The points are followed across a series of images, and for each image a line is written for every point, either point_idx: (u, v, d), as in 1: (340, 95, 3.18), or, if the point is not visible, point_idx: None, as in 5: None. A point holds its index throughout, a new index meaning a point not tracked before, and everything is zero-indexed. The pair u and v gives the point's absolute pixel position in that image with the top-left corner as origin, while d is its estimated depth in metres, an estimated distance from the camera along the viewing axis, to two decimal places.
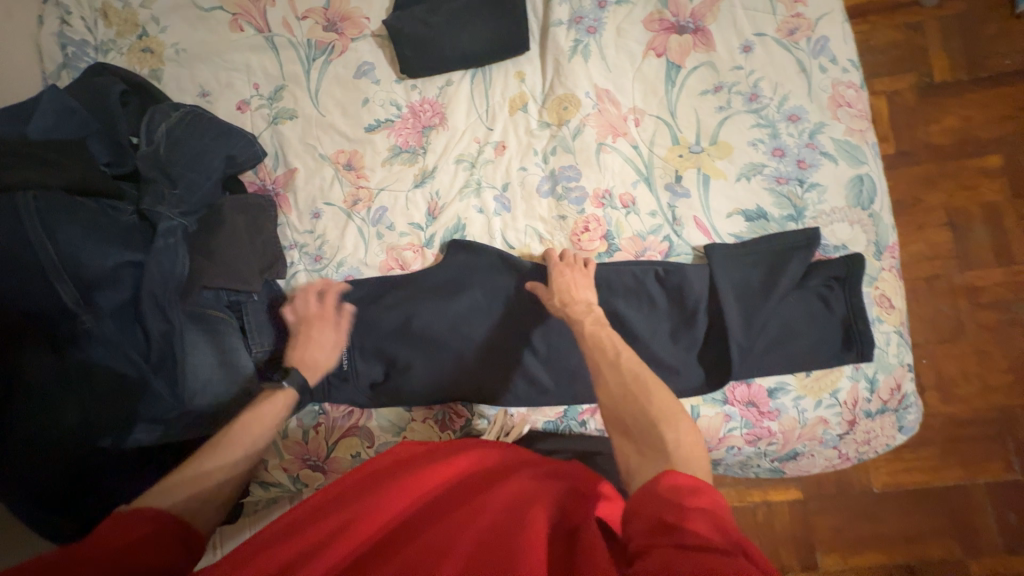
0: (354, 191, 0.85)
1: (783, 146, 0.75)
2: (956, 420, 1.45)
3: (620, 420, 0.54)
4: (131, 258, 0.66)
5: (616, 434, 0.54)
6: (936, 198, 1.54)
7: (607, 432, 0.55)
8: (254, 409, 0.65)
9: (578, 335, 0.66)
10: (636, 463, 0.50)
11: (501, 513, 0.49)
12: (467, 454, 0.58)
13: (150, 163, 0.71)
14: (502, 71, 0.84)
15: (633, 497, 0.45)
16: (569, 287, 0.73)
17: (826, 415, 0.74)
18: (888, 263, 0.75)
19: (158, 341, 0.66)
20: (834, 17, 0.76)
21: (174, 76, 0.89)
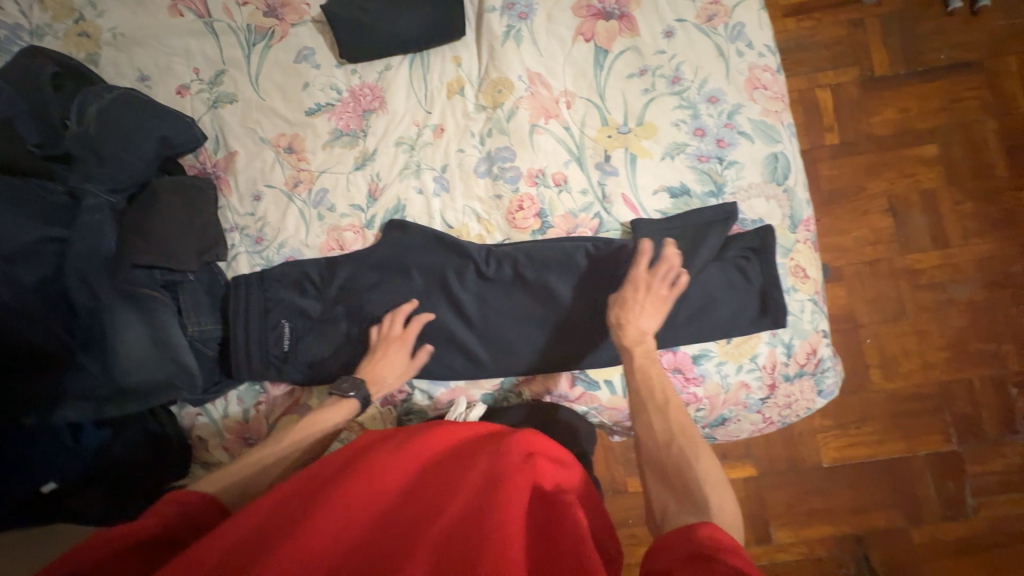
0: (295, 173, 0.85)
1: (704, 126, 0.79)
2: (898, 397, 1.52)
3: (662, 464, 0.61)
4: (54, 234, 0.68)
5: (657, 479, 0.60)
6: (878, 185, 1.61)
7: (646, 473, 0.62)
8: (313, 415, 0.73)
9: (629, 366, 0.69)
10: (675, 507, 0.56)
11: (470, 499, 0.51)
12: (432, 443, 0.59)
13: (79, 142, 0.72)
14: (439, 57, 0.87)
15: (673, 536, 0.51)
16: (629, 312, 0.72)
17: (747, 380, 0.78)
18: (803, 236, 0.79)
19: (85, 315, 0.68)
20: (749, 4, 0.81)
21: (113, 61, 0.88)
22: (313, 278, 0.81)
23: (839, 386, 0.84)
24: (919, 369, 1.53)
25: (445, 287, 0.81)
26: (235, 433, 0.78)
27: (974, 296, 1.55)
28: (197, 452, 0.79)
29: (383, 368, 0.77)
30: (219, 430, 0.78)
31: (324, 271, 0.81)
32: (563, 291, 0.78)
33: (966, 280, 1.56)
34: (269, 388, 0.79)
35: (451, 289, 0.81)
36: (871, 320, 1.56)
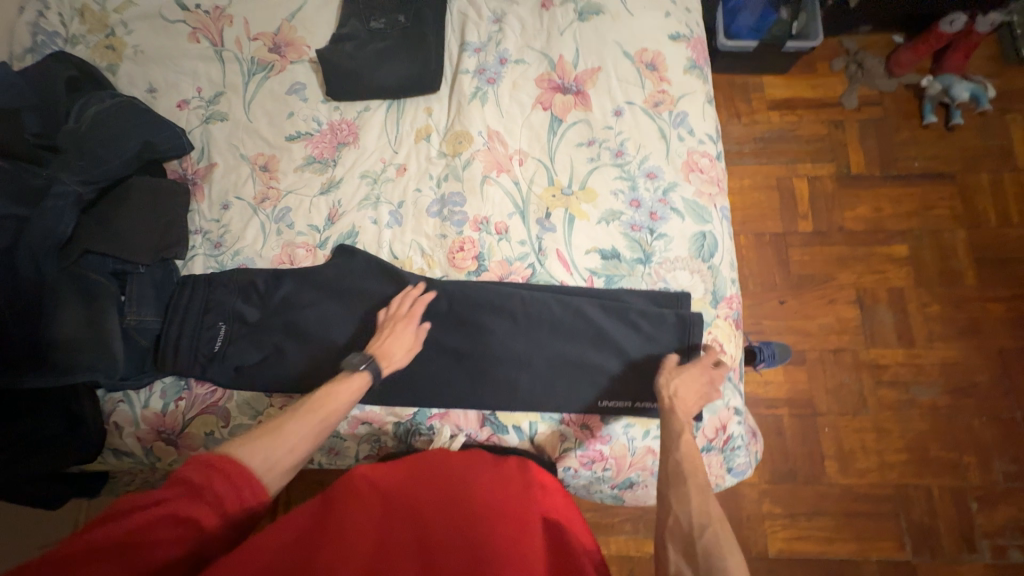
0: (265, 190, 0.93)
1: (640, 198, 0.86)
2: (853, 495, 1.46)
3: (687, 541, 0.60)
4: (16, 213, 0.72)
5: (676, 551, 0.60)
6: (847, 277, 1.64)
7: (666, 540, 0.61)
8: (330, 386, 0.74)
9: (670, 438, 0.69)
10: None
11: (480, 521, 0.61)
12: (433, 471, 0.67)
13: (69, 137, 0.81)
14: (414, 105, 0.95)
15: None
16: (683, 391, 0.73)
17: (653, 445, 0.80)
18: (724, 312, 0.83)
19: (28, 291, 0.72)
20: (694, 97, 0.89)
21: (128, 72, 0.99)
22: (256, 287, 0.86)
23: (753, 465, 0.85)
24: (877, 468, 1.48)
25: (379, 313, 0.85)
26: (151, 424, 0.81)
27: (936, 400, 1.53)
28: (112, 436, 0.82)
29: (391, 345, 0.79)
30: (137, 419, 0.82)
31: (268, 282, 0.86)
32: (489, 334, 0.82)
33: (929, 383, 1.54)
34: (193, 385, 0.82)
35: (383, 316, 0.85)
36: (830, 409, 1.53)
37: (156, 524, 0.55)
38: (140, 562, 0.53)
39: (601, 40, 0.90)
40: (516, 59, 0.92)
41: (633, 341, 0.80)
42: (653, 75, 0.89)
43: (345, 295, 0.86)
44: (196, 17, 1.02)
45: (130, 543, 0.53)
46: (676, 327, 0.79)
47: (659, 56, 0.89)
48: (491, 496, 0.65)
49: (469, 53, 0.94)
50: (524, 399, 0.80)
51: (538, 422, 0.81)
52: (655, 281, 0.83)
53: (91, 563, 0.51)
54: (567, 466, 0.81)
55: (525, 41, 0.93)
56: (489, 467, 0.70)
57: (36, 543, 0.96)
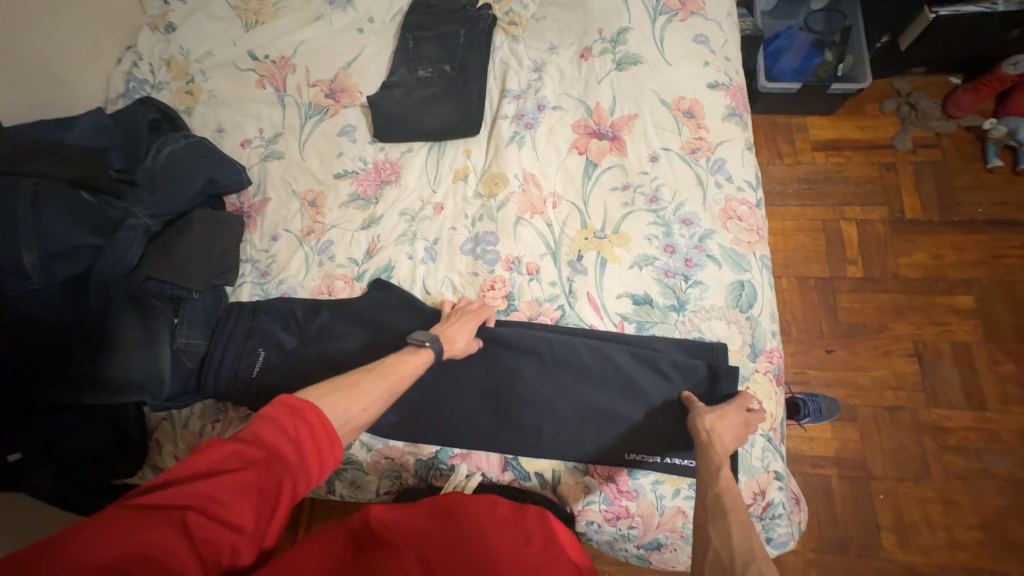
0: (311, 224, 0.98)
1: (675, 244, 0.84)
2: (916, 574, 1.30)
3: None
4: (92, 242, 0.79)
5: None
6: (903, 328, 1.52)
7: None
8: (401, 357, 0.75)
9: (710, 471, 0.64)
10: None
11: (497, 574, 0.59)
12: (448, 515, 0.66)
13: (146, 174, 0.90)
14: (454, 147, 1.00)
15: None
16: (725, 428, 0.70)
17: (684, 506, 0.75)
18: (763, 366, 0.79)
19: (95, 314, 0.78)
20: (733, 144, 0.88)
21: (202, 114, 1.10)
22: (294, 315, 0.90)
23: (796, 538, 0.78)
24: (944, 545, 1.32)
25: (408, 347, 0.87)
26: (188, 444, 0.85)
27: (1014, 472, 1.36)
28: (151, 454, 0.86)
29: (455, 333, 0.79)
30: (176, 438, 0.85)
31: (306, 311, 0.90)
32: (515, 375, 0.82)
33: (1004, 451, 1.38)
34: (230, 409, 0.86)
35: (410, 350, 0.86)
36: (887, 473, 1.40)
37: (226, 487, 0.50)
38: (211, 535, 0.48)
39: (638, 88, 0.92)
40: (554, 105, 0.95)
41: (661, 393, 0.77)
42: (690, 122, 0.89)
43: (377, 327, 0.88)
44: (264, 66, 1.12)
45: (201, 511, 0.48)
46: (709, 382, 0.76)
47: (696, 104, 0.90)
48: (512, 555, 0.61)
49: (509, 99, 0.98)
50: (547, 443, 0.78)
51: (561, 470, 0.78)
52: (689, 329, 0.80)
53: (162, 527, 0.46)
54: (591, 520, 0.78)
55: (563, 88, 0.96)
56: (509, 519, 0.67)
57: None
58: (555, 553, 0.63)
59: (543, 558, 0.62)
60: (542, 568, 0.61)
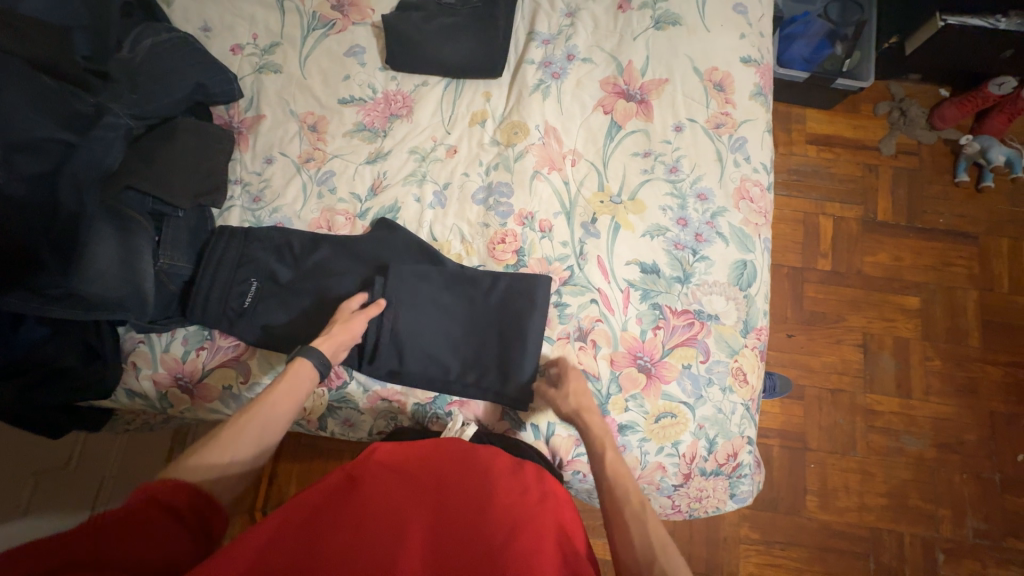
0: (310, 150, 0.91)
1: (687, 217, 0.85)
2: (830, 531, 1.50)
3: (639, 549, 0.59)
4: (63, 137, 0.68)
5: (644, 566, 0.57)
6: (857, 320, 1.66)
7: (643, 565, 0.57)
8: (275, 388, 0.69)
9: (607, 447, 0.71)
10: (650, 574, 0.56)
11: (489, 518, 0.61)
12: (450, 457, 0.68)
13: (121, 68, 0.78)
14: (472, 88, 0.94)
15: None
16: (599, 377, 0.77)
17: (664, 463, 0.79)
18: (752, 342, 0.83)
19: (64, 220, 0.67)
20: (756, 124, 0.88)
21: (184, 7, 0.96)
22: (290, 247, 0.84)
23: (754, 494, 0.86)
24: (856, 508, 1.52)
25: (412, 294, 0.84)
26: (169, 369, 0.81)
27: (924, 452, 1.56)
28: (127, 376, 0.81)
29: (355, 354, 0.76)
30: (156, 361, 0.81)
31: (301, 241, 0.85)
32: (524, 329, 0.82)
33: (919, 435, 1.58)
34: (216, 337, 0.82)
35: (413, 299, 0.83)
36: (820, 446, 1.57)
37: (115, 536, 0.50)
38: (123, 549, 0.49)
39: (673, 52, 0.89)
40: (584, 57, 0.91)
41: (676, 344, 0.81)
42: (719, 96, 0.88)
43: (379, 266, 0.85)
44: None
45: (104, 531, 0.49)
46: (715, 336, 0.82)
47: (728, 77, 0.88)
48: (512, 504, 0.63)
49: (537, 43, 0.93)
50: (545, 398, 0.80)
51: (555, 423, 0.81)
52: (691, 301, 0.83)
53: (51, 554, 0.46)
54: (577, 470, 0.82)
55: (595, 40, 0.91)
56: (511, 473, 0.68)
57: (32, 469, 0.96)
58: (549, 506, 0.65)
59: (537, 508, 0.63)
60: (535, 520, 0.62)
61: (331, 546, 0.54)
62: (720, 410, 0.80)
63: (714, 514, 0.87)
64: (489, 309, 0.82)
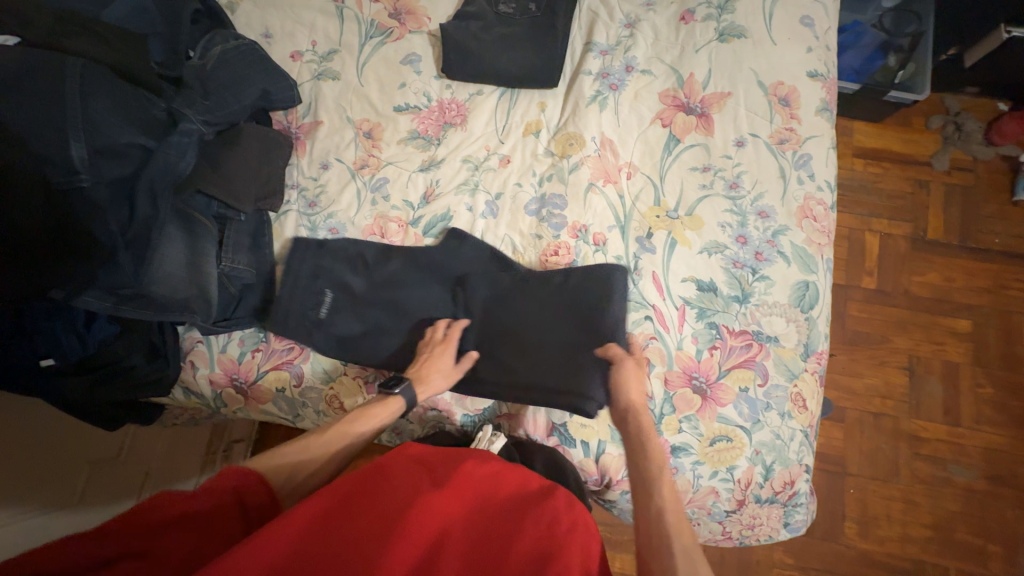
0: (365, 157, 0.92)
1: (747, 235, 0.83)
2: (870, 560, 1.44)
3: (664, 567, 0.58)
4: (143, 142, 0.70)
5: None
6: (903, 342, 1.59)
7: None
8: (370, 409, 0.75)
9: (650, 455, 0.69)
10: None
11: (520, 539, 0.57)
12: (476, 466, 0.66)
13: (194, 75, 0.79)
14: (527, 98, 0.93)
15: None
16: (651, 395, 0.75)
17: (718, 487, 0.77)
18: (812, 366, 0.80)
19: (140, 223, 0.70)
20: (822, 141, 0.85)
21: (247, 14, 0.99)
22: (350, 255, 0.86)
23: (809, 524, 0.83)
24: (898, 538, 1.46)
25: (464, 303, 0.84)
26: (225, 370, 0.82)
27: (972, 483, 1.49)
28: (185, 375, 0.83)
29: (430, 370, 0.78)
30: (213, 362, 0.82)
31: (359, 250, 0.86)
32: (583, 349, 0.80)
33: (968, 465, 1.50)
34: (271, 339, 0.83)
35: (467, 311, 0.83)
36: (861, 471, 1.51)
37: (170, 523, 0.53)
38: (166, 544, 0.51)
39: (737, 65, 0.86)
40: (643, 69, 0.90)
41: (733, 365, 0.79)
42: (784, 111, 0.85)
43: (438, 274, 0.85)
44: None
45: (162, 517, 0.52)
46: (774, 359, 0.79)
47: (794, 92, 0.86)
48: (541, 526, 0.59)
49: (594, 53, 0.92)
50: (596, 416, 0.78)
51: (606, 441, 0.79)
52: (750, 322, 0.80)
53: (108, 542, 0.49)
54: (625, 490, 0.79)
55: (655, 52, 0.90)
56: (537, 495, 0.63)
57: (86, 458, 0.98)
58: (577, 536, 0.59)
59: (569, 536, 0.58)
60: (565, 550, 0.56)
61: (360, 543, 0.53)
62: (778, 437, 0.77)
63: (764, 542, 0.85)
64: (551, 323, 0.81)
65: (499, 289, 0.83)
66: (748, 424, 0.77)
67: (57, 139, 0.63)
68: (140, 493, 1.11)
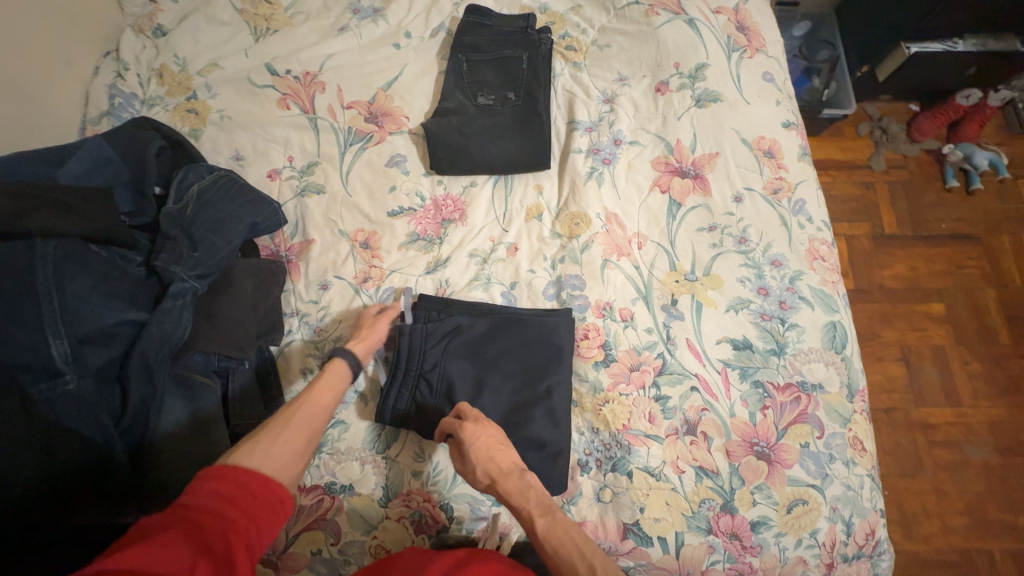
0: (366, 269, 0.87)
1: (767, 286, 0.84)
2: (919, 563, 1.39)
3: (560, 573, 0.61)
4: (133, 317, 0.64)
5: None
6: (891, 335, 1.63)
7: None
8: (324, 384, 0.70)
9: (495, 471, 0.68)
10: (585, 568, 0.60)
11: None
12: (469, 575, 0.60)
13: (173, 222, 0.72)
14: (522, 183, 0.92)
15: None
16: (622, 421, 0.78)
17: (805, 556, 0.73)
18: (859, 406, 0.80)
19: (135, 406, 0.62)
20: (810, 184, 0.89)
21: (213, 138, 0.93)
22: (422, 378, 0.77)
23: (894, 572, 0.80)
24: (941, 533, 1.42)
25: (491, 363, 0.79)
26: None
27: (991, 460, 1.49)
28: None
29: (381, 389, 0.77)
30: None
31: (427, 367, 0.78)
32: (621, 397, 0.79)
33: (981, 443, 1.51)
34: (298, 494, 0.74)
35: (528, 407, 0.76)
36: (887, 470, 1.49)
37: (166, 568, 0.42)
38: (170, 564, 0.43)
39: (719, 127, 0.90)
40: (631, 140, 0.92)
41: (787, 419, 0.78)
42: (771, 162, 0.89)
43: (486, 372, 0.78)
44: (288, 84, 0.98)
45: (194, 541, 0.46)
46: (825, 407, 0.79)
47: (776, 144, 0.90)
48: None
49: (580, 131, 0.93)
50: (575, 458, 0.78)
51: (684, 532, 0.73)
52: (792, 373, 0.80)
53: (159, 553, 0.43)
54: None
55: (638, 123, 0.93)
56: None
57: None
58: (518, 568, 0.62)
59: None
60: None
61: None
62: (849, 487, 0.76)
63: None
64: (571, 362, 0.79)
65: (540, 350, 0.79)
66: (819, 481, 0.75)
67: (34, 341, 0.55)
68: None
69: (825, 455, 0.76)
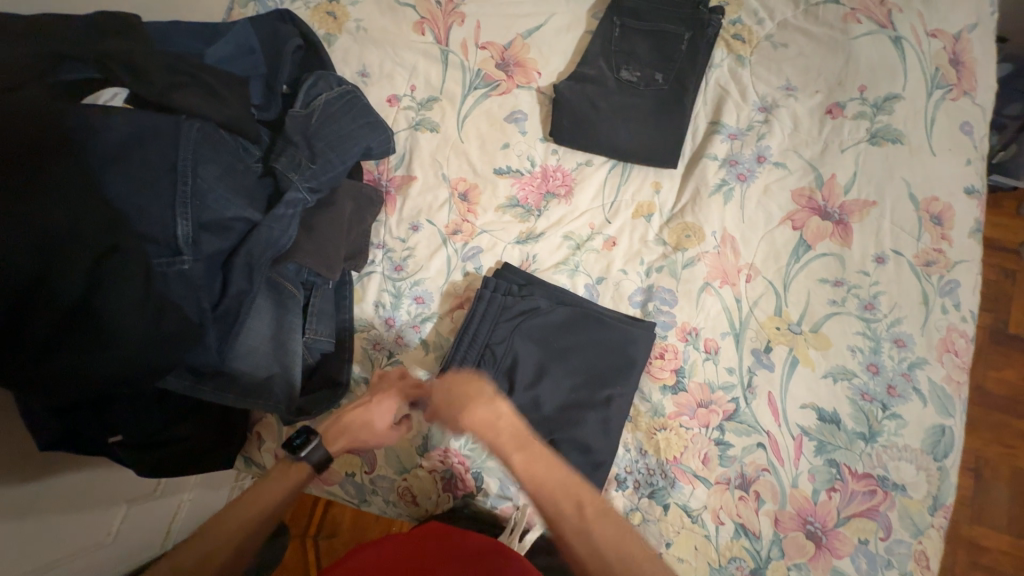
0: (459, 222, 0.84)
1: (880, 364, 0.75)
2: None
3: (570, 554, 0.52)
4: (248, 216, 0.65)
5: None
6: None
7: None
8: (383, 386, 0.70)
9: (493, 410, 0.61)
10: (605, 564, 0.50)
11: None
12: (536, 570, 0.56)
13: (297, 127, 0.72)
14: (641, 175, 0.85)
15: None
16: (672, 451, 0.74)
17: None
18: (940, 521, 0.71)
19: (232, 297, 0.64)
20: (972, 267, 0.77)
21: (345, 48, 0.92)
22: (486, 348, 0.76)
23: None
24: None
25: (556, 354, 0.76)
26: None
27: None
28: (251, 446, 0.79)
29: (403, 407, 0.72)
30: (281, 437, 0.77)
31: (494, 339, 0.76)
32: (678, 429, 0.75)
33: None
34: None
35: (583, 409, 0.74)
36: None
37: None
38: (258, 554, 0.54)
39: (888, 173, 0.79)
40: (776, 161, 0.82)
41: (850, 510, 0.71)
42: (934, 229, 0.77)
43: (550, 362, 0.76)
44: (429, 8, 0.93)
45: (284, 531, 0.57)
46: (901, 510, 0.71)
47: (948, 210, 0.78)
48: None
49: (722, 136, 0.84)
50: (614, 472, 0.75)
51: None
52: (875, 465, 0.72)
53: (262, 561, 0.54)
54: None
55: (792, 144, 0.82)
56: None
57: (124, 495, 0.78)
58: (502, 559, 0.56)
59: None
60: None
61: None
62: None
63: None
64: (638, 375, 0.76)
65: (612, 357, 0.76)
66: None
67: (163, 215, 0.58)
68: (160, 546, 0.88)
69: (884, 560, 0.69)
